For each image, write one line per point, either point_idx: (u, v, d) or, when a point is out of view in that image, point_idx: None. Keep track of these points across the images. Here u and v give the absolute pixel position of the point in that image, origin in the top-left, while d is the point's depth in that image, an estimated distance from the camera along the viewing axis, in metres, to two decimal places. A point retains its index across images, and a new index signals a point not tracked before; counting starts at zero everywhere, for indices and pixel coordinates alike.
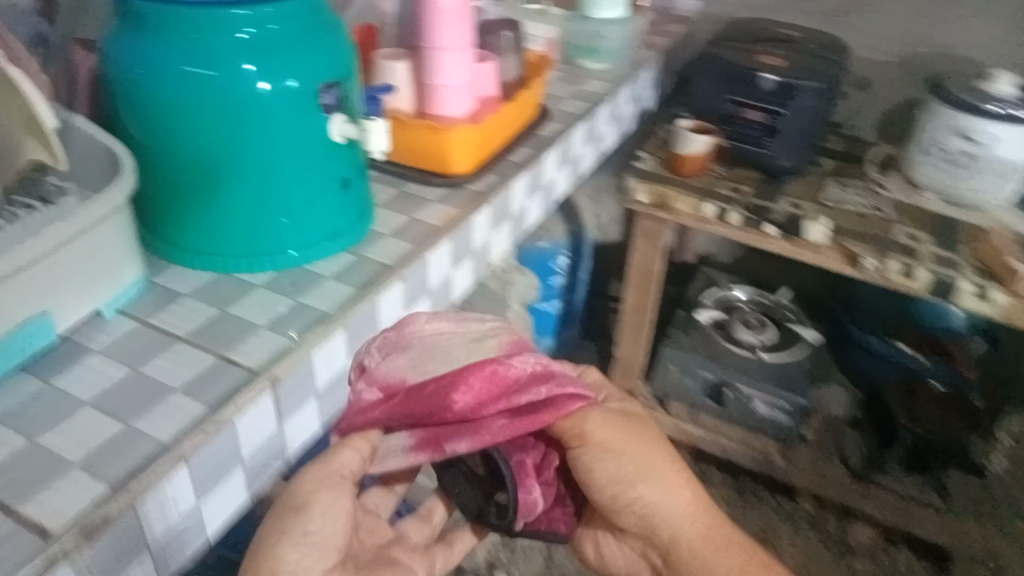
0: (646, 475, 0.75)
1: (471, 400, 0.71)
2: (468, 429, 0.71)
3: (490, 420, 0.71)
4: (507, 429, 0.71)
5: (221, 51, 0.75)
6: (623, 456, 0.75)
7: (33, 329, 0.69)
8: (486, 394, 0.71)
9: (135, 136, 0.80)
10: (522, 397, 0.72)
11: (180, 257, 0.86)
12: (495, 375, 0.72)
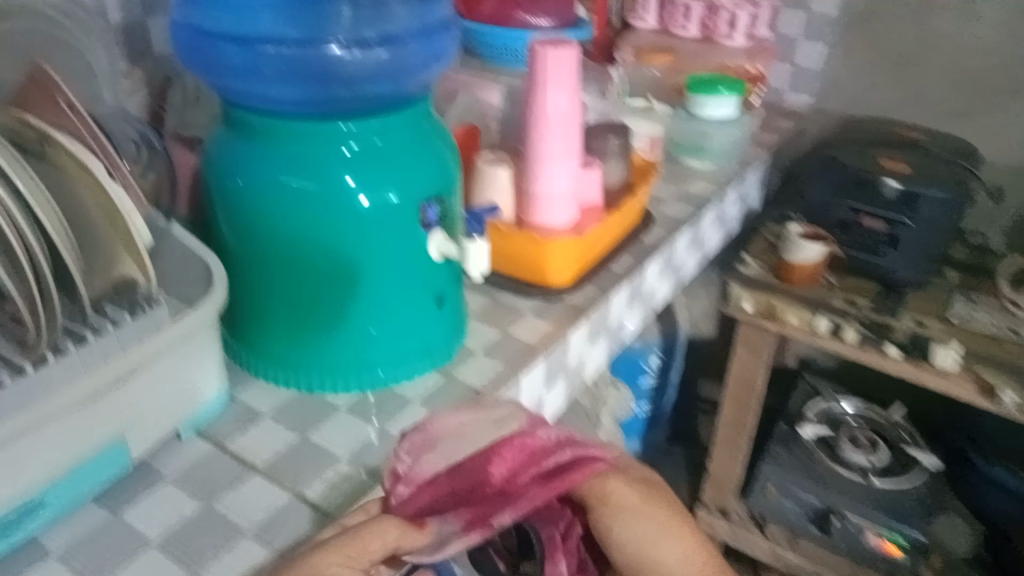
0: (660, 541, 0.65)
1: (506, 471, 0.67)
2: (507, 506, 0.65)
3: (527, 490, 0.66)
4: (550, 489, 0.66)
5: (324, 164, 0.72)
6: (634, 507, 0.66)
7: (106, 456, 0.67)
8: (523, 468, 0.67)
9: (231, 243, 0.77)
10: (549, 461, 0.68)
11: (266, 371, 0.82)
12: (529, 449, 0.68)
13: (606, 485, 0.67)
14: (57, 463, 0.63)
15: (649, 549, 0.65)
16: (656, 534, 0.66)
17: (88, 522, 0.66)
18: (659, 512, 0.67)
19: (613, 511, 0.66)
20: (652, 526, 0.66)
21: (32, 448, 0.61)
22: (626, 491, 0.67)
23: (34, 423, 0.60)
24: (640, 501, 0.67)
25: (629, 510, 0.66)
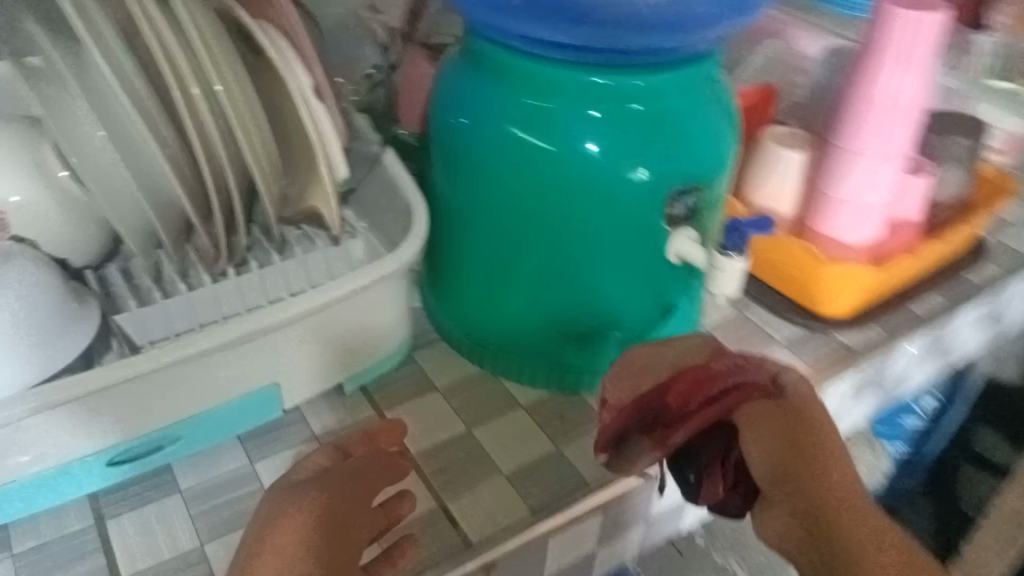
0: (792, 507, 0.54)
1: (686, 396, 0.55)
2: (680, 425, 0.55)
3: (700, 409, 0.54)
4: (721, 408, 0.54)
5: (563, 121, 0.59)
6: (787, 413, 0.55)
7: (258, 398, 0.61)
8: (701, 395, 0.55)
9: (444, 190, 0.67)
10: (717, 389, 0.54)
11: (454, 337, 0.72)
12: (701, 372, 0.55)
13: (772, 431, 0.54)
14: (204, 397, 0.57)
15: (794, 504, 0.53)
16: (797, 504, 0.53)
17: (226, 463, 0.60)
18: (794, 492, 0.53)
19: (767, 437, 0.54)
20: (794, 494, 0.53)
21: (176, 383, 0.55)
22: (784, 431, 0.54)
23: (185, 359, 0.54)
24: (785, 459, 0.54)
25: (782, 444, 0.54)
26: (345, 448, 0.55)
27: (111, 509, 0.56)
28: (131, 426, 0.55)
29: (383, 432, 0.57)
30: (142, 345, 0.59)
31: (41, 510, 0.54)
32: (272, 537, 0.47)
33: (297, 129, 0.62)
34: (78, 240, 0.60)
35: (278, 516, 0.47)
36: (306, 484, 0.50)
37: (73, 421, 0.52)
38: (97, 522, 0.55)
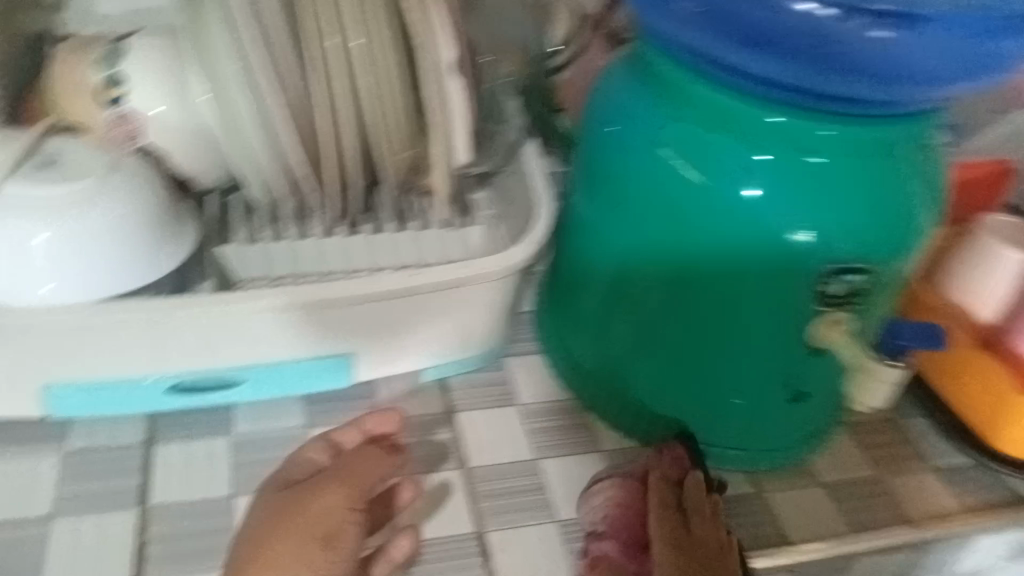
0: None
1: (591, 519, 0.54)
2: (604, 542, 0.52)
3: (612, 527, 0.53)
4: (607, 525, 0.53)
5: (721, 158, 0.50)
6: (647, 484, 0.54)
7: (325, 366, 0.58)
8: (601, 516, 0.54)
9: (581, 199, 0.60)
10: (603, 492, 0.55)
11: (555, 357, 0.66)
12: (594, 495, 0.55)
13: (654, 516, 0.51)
14: (269, 351, 0.56)
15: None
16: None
17: (281, 420, 0.58)
18: (701, 557, 0.49)
19: (654, 510, 0.51)
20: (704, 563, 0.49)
21: (246, 331, 0.54)
22: (668, 513, 0.51)
23: (258, 309, 0.52)
24: (674, 527, 0.50)
25: (670, 519, 0.51)
26: (340, 441, 0.51)
27: (162, 434, 0.56)
28: (193, 361, 0.54)
29: (376, 419, 0.52)
30: (239, 279, 0.61)
31: (98, 416, 0.56)
32: (276, 542, 0.45)
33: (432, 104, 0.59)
34: (209, 161, 0.61)
35: (275, 524, 0.46)
36: (301, 486, 0.48)
37: (136, 342, 0.52)
38: (147, 442, 0.56)
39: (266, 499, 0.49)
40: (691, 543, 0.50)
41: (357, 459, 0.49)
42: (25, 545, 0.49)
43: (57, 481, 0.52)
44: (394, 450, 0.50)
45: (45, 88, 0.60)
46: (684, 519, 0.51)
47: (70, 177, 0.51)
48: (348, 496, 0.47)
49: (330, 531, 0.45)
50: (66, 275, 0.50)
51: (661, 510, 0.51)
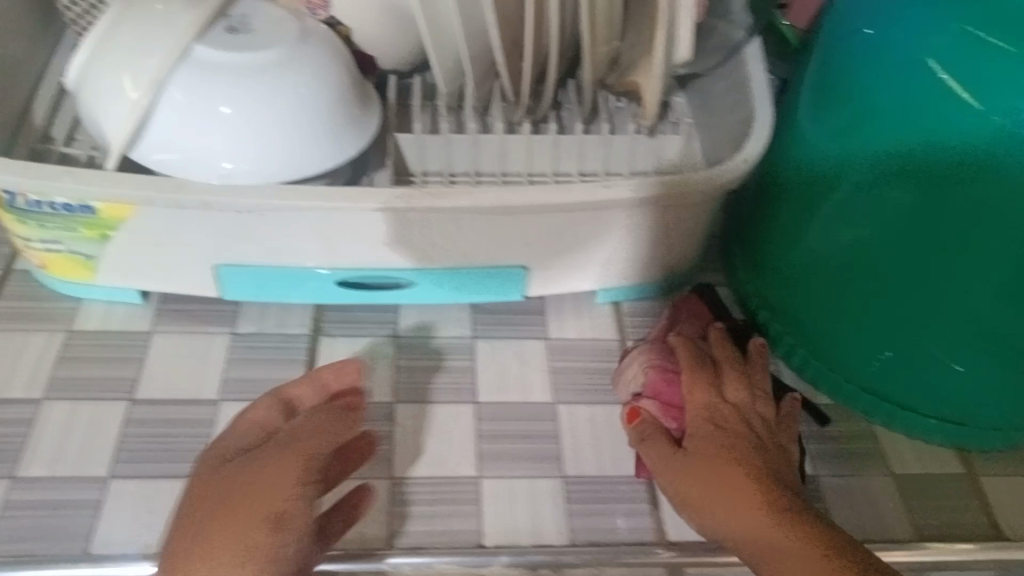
0: (714, 465, 0.45)
1: (629, 388, 0.51)
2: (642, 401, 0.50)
3: (648, 387, 0.50)
4: (645, 386, 0.50)
5: (1002, 82, 0.40)
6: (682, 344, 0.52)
7: (497, 275, 0.53)
8: (635, 379, 0.51)
9: (802, 124, 0.52)
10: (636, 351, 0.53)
11: (743, 287, 0.60)
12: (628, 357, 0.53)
13: (687, 385, 0.49)
14: (441, 257, 0.52)
15: (699, 475, 0.45)
16: (723, 444, 0.45)
17: (445, 329, 0.55)
18: (737, 424, 0.47)
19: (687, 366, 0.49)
20: (742, 431, 0.47)
21: (417, 233, 0.50)
22: (698, 377, 0.49)
23: (432, 211, 0.48)
24: (706, 393, 0.48)
25: (702, 385, 0.48)
26: (294, 399, 0.47)
27: (328, 326, 0.54)
28: (363, 258, 0.51)
29: (334, 372, 0.48)
30: (415, 172, 0.57)
31: (267, 302, 0.54)
32: (220, 519, 0.39)
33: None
34: (395, 39, 0.57)
35: (215, 509, 0.39)
36: (245, 458, 0.42)
37: (306, 231, 0.49)
38: (313, 333, 0.54)
39: (200, 479, 0.42)
40: (726, 412, 0.48)
41: (309, 416, 0.45)
42: (192, 424, 0.49)
43: (224, 363, 0.52)
44: (347, 409, 0.46)
45: None
46: (717, 382, 0.49)
47: (261, 45, 0.48)
48: (301, 461, 0.41)
49: (278, 512, 0.39)
50: (236, 151, 0.47)
51: (691, 374, 0.49)
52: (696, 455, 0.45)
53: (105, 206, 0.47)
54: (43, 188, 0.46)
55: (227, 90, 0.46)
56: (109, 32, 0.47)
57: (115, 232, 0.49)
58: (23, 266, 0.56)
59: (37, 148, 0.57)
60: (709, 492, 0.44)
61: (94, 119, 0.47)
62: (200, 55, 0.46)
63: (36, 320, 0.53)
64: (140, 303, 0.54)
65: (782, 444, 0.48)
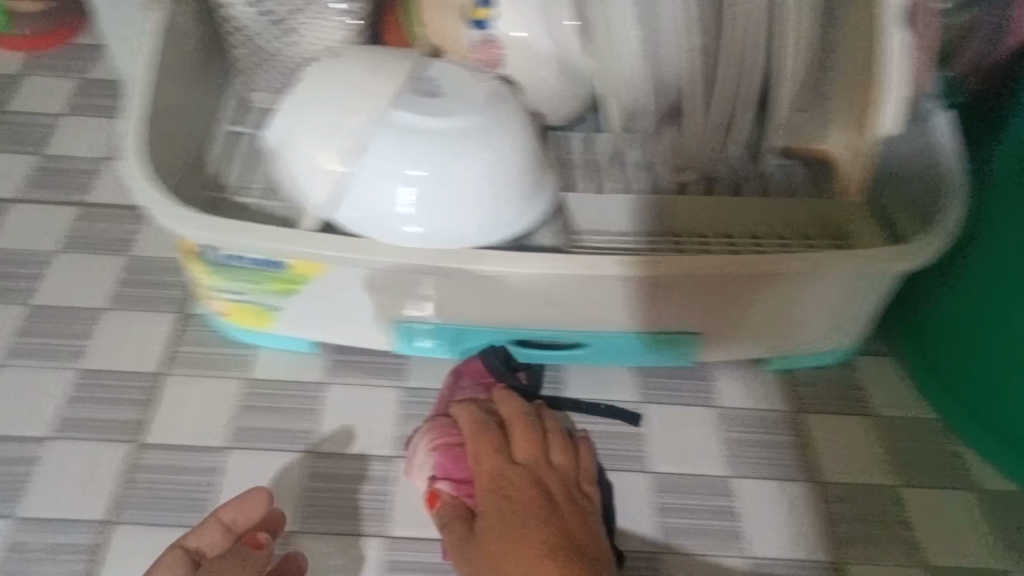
0: (512, 536, 0.43)
1: (418, 470, 0.49)
2: (438, 479, 0.48)
3: (441, 462, 0.48)
4: (436, 467, 0.48)
5: None
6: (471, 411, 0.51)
7: (666, 340, 0.53)
8: (425, 459, 0.49)
9: (998, 191, 0.49)
10: (434, 424, 0.51)
11: (910, 351, 0.57)
12: (434, 428, 0.50)
13: (478, 453, 0.48)
14: (615, 325, 0.52)
15: (500, 550, 0.43)
16: (512, 514, 0.44)
17: (607, 390, 0.56)
18: (524, 488, 0.46)
19: (481, 439, 0.48)
20: (533, 494, 0.46)
21: (598, 299, 0.49)
22: (489, 441, 0.48)
23: (618, 281, 0.48)
24: (494, 460, 0.47)
25: (493, 451, 0.48)
26: (197, 544, 0.41)
27: (496, 386, 0.55)
28: (540, 323, 0.51)
29: (235, 508, 0.43)
30: None
31: (439, 358, 0.55)
32: None
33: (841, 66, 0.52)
34: (565, 100, 0.57)
35: None
36: None
37: (489, 296, 0.49)
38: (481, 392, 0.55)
39: None
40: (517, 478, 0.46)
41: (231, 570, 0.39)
42: (375, 485, 0.50)
43: (400, 422, 0.53)
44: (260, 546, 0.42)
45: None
46: (505, 449, 0.48)
47: (456, 109, 0.48)
48: None
49: None
50: (419, 216, 0.48)
51: (486, 439, 0.48)
52: (495, 531, 0.44)
53: (296, 263, 0.48)
54: (243, 246, 0.47)
55: (418, 157, 0.47)
56: (314, 91, 0.49)
57: (302, 287, 0.50)
58: (198, 311, 0.57)
59: (213, 197, 0.57)
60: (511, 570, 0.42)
61: (292, 177, 0.49)
62: (398, 120, 0.47)
63: (217, 367, 0.55)
64: (312, 353, 0.56)
65: (581, 495, 0.47)
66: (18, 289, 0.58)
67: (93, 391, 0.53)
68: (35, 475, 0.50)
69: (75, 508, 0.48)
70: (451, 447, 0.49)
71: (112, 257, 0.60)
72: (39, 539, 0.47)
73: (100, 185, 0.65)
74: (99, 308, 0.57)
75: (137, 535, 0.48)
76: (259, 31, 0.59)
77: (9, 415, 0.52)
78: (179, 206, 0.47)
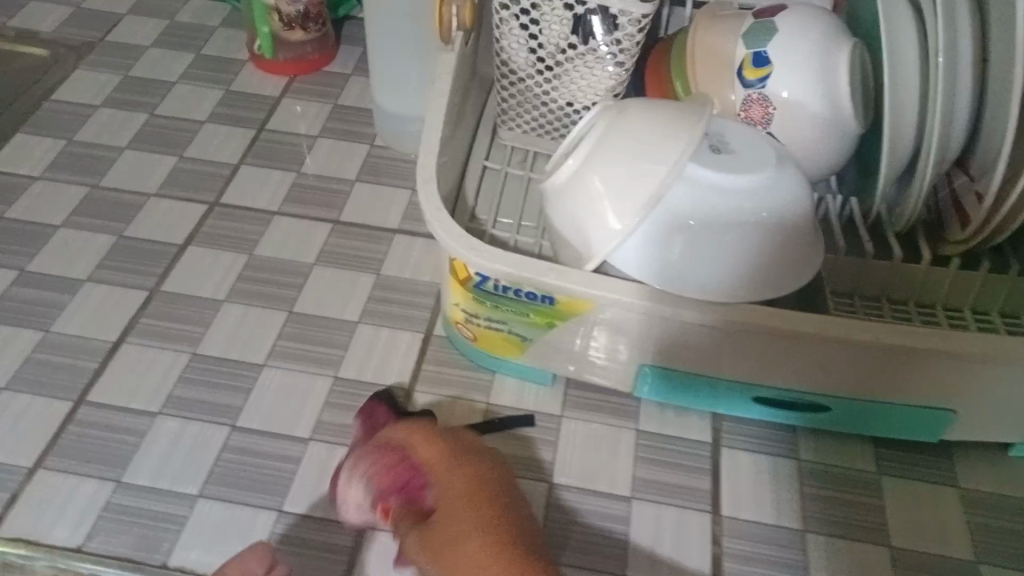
0: (460, 519, 0.44)
1: (355, 479, 0.49)
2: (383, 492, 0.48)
3: (382, 465, 0.48)
4: (375, 472, 0.48)
5: None
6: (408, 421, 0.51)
7: (917, 415, 0.51)
8: (363, 471, 0.49)
9: None
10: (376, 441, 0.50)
11: None
12: (373, 444, 0.50)
13: (420, 449, 0.49)
14: (868, 392, 0.50)
15: (451, 540, 0.43)
16: (462, 499, 0.45)
17: (844, 456, 0.54)
18: (478, 470, 0.47)
19: (430, 443, 0.49)
20: (484, 477, 0.47)
21: (854, 357, 0.48)
22: (436, 436, 0.50)
23: (880, 345, 0.47)
24: (445, 452, 0.48)
25: (441, 446, 0.49)
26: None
27: (727, 436, 0.55)
28: (784, 378, 0.51)
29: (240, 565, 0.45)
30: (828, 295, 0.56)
31: (675, 405, 0.55)
32: None
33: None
34: (826, 161, 0.58)
35: None
36: None
37: (745, 347, 0.50)
38: (715, 440, 0.55)
39: None
40: (459, 468, 0.47)
41: None
42: (610, 519, 0.51)
43: (635, 461, 0.54)
44: None
45: (686, 54, 0.61)
46: (453, 443, 0.49)
47: (744, 168, 0.50)
48: None
49: None
50: (691, 263, 0.50)
51: (436, 440, 0.49)
52: (450, 518, 0.45)
53: (564, 298, 0.50)
54: (522, 277, 0.50)
55: (700, 212, 0.50)
56: (610, 141, 0.52)
57: (562, 322, 0.52)
58: (441, 333, 0.61)
59: (471, 228, 0.61)
60: (464, 556, 0.43)
61: (574, 220, 0.52)
62: (692, 173, 0.50)
63: (460, 387, 0.57)
64: (550, 382, 0.57)
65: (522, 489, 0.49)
66: (281, 296, 0.63)
67: (348, 398, 0.57)
68: (300, 467, 0.53)
69: (331, 507, 0.51)
70: (394, 454, 0.49)
71: (362, 274, 0.65)
72: (299, 532, 0.50)
73: (351, 205, 0.70)
74: (351, 321, 0.61)
75: (386, 541, 0.50)
76: (529, 75, 0.63)
77: (273, 411, 0.56)
78: (466, 236, 0.51)
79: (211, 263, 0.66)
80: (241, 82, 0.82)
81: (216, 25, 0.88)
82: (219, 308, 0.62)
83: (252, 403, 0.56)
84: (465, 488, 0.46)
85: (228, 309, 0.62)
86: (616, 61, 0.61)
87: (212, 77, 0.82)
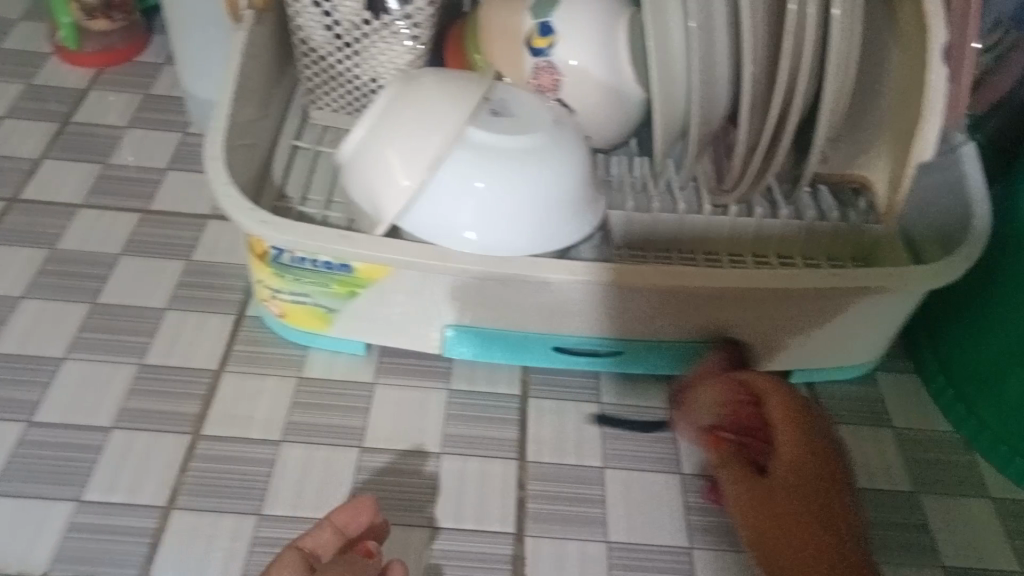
0: (777, 506, 0.40)
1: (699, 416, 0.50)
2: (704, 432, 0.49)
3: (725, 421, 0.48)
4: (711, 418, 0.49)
5: None
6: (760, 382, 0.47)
7: (700, 351, 0.55)
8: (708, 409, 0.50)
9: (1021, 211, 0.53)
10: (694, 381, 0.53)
11: (933, 377, 0.60)
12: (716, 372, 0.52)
13: (770, 402, 0.45)
14: (654, 333, 0.54)
15: (788, 518, 0.40)
16: (792, 478, 0.41)
17: (642, 400, 0.58)
18: (809, 483, 0.41)
19: (718, 397, 0.49)
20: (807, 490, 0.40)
21: (636, 303, 0.52)
22: (783, 398, 0.45)
23: (654, 288, 0.50)
24: (783, 411, 0.44)
25: (791, 410, 0.44)
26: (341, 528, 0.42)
27: (534, 390, 0.58)
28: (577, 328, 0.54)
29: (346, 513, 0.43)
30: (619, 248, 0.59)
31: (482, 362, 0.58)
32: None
33: (892, 100, 0.56)
34: (614, 124, 0.61)
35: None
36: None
37: (535, 302, 0.52)
38: (522, 394, 0.58)
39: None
40: (805, 439, 0.43)
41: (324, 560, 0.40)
42: (417, 477, 0.52)
43: (444, 420, 0.56)
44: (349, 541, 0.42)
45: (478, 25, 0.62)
46: (804, 425, 0.43)
47: (525, 131, 0.52)
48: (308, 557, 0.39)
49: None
50: (479, 223, 0.51)
51: (785, 413, 0.44)
52: (778, 493, 0.40)
53: (361, 267, 0.51)
54: (317, 249, 0.50)
55: (484, 174, 0.51)
56: (396, 109, 0.52)
57: (363, 289, 0.53)
58: (254, 313, 0.60)
59: (278, 207, 0.61)
60: (797, 535, 0.39)
61: (365, 186, 0.52)
62: (473, 138, 0.51)
63: (272, 363, 0.58)
64: (362, 354, 0.58)
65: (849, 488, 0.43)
66: (85, 288, 0.61)
67: (155, 383, 0.56)
68: (100, 459, 0.52)
69: (134, 492, 0.50)
70: (704, 402, 0.51)
71: (172, 261, 0.63)
72: (103, 519, 0.49)
73: (161, 193, 0.69)
74: (161, 308, 0.60)
75: (193, 519, 0.49)
76: (329, 54, 0.63)
77: (74, 403, 0.54)
78: (258, 210, 0.50)
79: (11, 259, 0.63)
80: (44, 75, 0.78)
81: (17, 18, 0.84)
82: (18, 304, 0.60)
83: (51, 397, 0.55)
84: (811, 510, 0.40)
85: (28, 305, 0.60)
86: (411, 35, 0.62)
87: (13, 71, 0.78)
